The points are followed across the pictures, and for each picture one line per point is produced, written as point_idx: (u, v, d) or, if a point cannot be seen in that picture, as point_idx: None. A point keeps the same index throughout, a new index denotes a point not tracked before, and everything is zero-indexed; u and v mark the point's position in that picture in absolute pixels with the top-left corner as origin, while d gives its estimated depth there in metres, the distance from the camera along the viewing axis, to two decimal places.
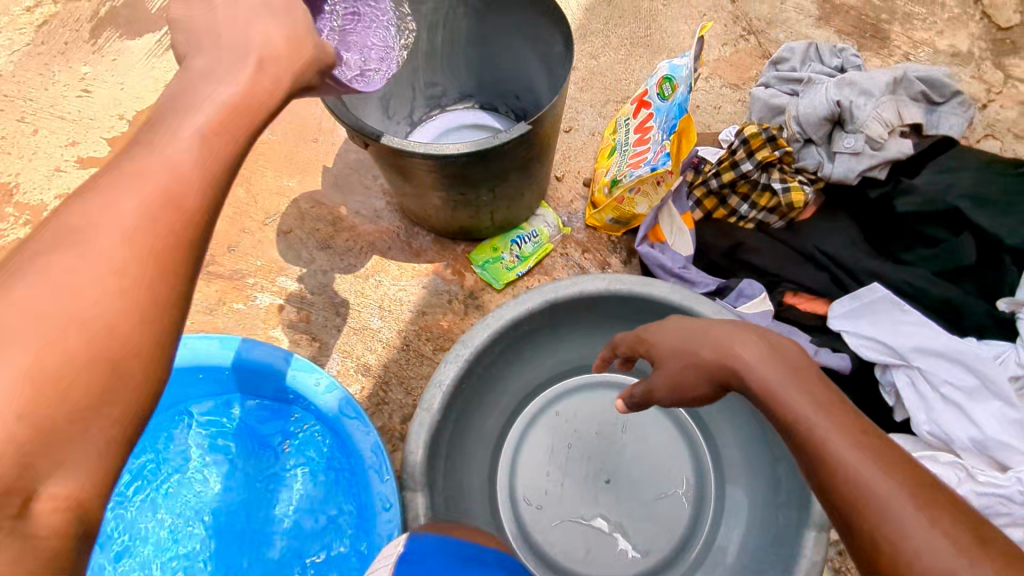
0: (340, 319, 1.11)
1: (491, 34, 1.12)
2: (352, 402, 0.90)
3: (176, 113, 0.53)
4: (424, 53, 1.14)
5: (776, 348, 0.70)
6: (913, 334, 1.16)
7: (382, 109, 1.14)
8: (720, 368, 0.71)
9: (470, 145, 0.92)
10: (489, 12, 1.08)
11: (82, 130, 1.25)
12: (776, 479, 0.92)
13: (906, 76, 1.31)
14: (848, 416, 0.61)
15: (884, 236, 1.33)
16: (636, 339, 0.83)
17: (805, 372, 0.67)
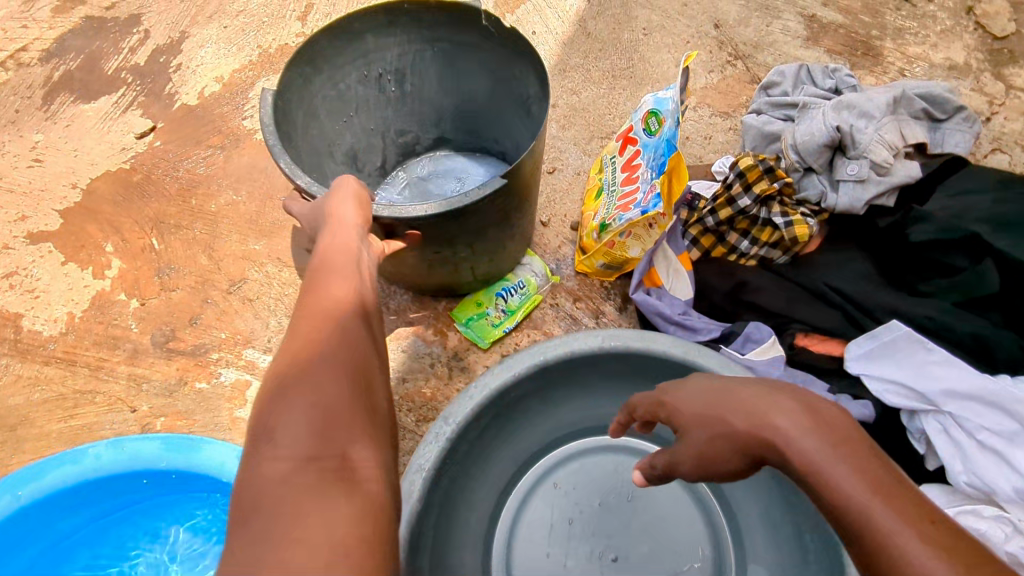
0: None
1: (461, 77, 1.11)
2: None
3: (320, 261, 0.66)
4: (393, 102, 1.13)
5: (812, 412, 0.56)
6: (947, 377, 0.95)
7: (350, 161, 1.13)
8: (756, 441, 0.56)
9: (437, 206, 0.83)
10: (456, 55, 1.08)
11: (33, 202, 1.21)
12: (804, 553, 0.84)
13: (905, 93, 1.21)
14: (912, 501, 0.50)
15: (900, 266, 1.07)
16: (657, 404, 0.67)
17: (852, 438, 0.54)
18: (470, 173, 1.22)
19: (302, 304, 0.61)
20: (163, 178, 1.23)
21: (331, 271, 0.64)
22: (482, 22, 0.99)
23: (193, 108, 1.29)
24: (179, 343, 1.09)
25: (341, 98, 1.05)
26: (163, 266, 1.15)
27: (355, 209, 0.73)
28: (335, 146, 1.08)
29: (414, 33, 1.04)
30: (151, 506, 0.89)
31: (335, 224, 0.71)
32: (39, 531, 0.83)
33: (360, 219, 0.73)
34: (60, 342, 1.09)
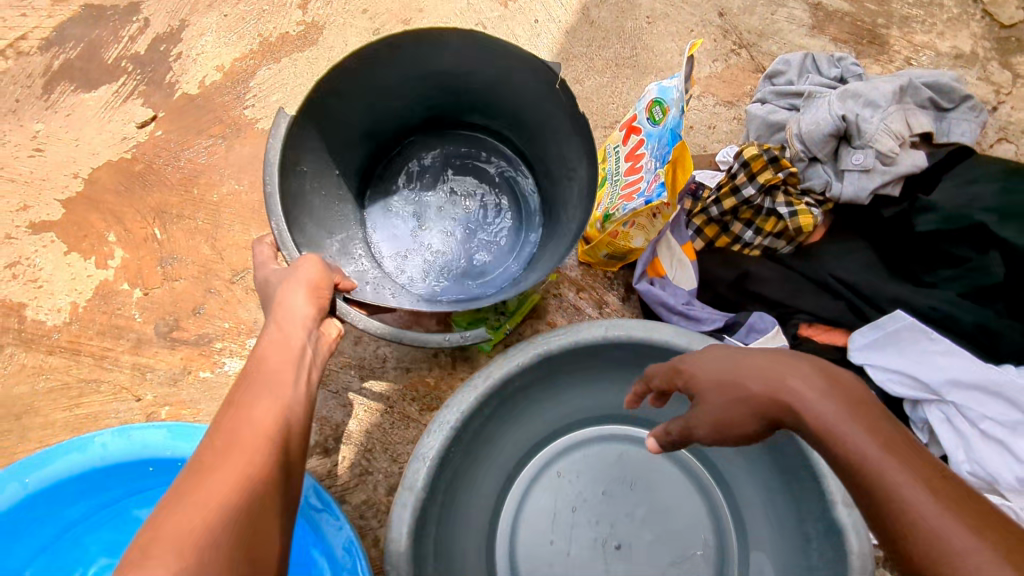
0: None
1: (509, 95, 0.99)
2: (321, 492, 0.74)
3: (265, 364, 0.70)
4: (428, 89, 1.01)
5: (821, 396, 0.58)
6: (952, 367, 0.95)
7: (364, 138, 1.03)
8: (773, 404, 0.61)
9: (387, 329, 0.89)
10: (512, 77, 0.94)
11: (35, 192, 1.21)
12: (806, 541, 0.85)
13: (911, 83, 1.20)
14: (918, 492, 0.50)
15: (905, 256, 1.07)
16: (672, 371, 0.70)
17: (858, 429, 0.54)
18: (496, 196, 1.11)
19: (235, 412, 0.64)
20: (165, 167, 1.23)
21: (266, 378, 0.68)
22: (559, 77, 0.87)
23: (194, 97, 1.28)
24: (183, 333, 1.09)
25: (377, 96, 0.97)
26: (165, 256, 1.15)
27: (308, 303, 0.75)
28: (352, 128, 0.99)
29: (495, 54, 0.90)
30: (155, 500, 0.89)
31: (283, 317, 0.74)
32: (48, 517, 0.83)
33: (314, 313, 0.75)
34: (63, 332, 1.09)
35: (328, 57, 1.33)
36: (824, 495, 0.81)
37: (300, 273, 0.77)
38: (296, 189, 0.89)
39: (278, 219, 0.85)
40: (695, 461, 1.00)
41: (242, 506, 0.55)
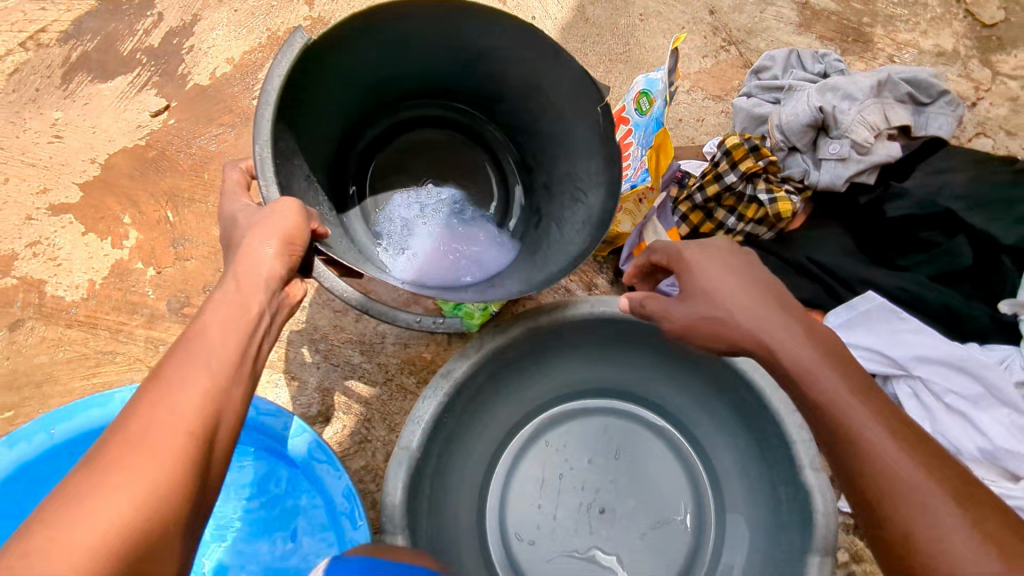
0: (318, 354, 1.12)
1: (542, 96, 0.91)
2: (322, 446, 0.78)
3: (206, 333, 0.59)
4: (456, 61, 0.92)
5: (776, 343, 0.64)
6: (921, 345, 1.00)
7: (375, 84, 0.93)
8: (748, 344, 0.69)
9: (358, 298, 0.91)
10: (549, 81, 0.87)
11: (54, 176, 1.27)
12: (776, 504, 0.91)
13: (891, 78, 1.25)
14: None
15: (880, 241, 1.12)
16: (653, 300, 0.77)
17: None
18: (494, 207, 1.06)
19: (150, 402, 0.53)
20: (177, 154, 1.29)
21: (197, 354, 0.58)
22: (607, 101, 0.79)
23: (205, 88, 1.35)
24: (194, 309, 1.15)
25: (407, 53, 0.89)
26: (177, 237, 1.21)
27: (272, 270, 0.64)
28: (363, 73, 0.89)
29: (553, 67, 0.84)
30: None
31: (245, 272, 0.63)
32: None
33: (272, 280, 0.64)
34: (81, 307, 1.15)
35: None
36: (793, 461, 0.87)
37: (278, 222, 0.66)
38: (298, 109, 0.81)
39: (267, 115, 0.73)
40: (676, 433, 1.06)
41: (121, 541, 0.47)
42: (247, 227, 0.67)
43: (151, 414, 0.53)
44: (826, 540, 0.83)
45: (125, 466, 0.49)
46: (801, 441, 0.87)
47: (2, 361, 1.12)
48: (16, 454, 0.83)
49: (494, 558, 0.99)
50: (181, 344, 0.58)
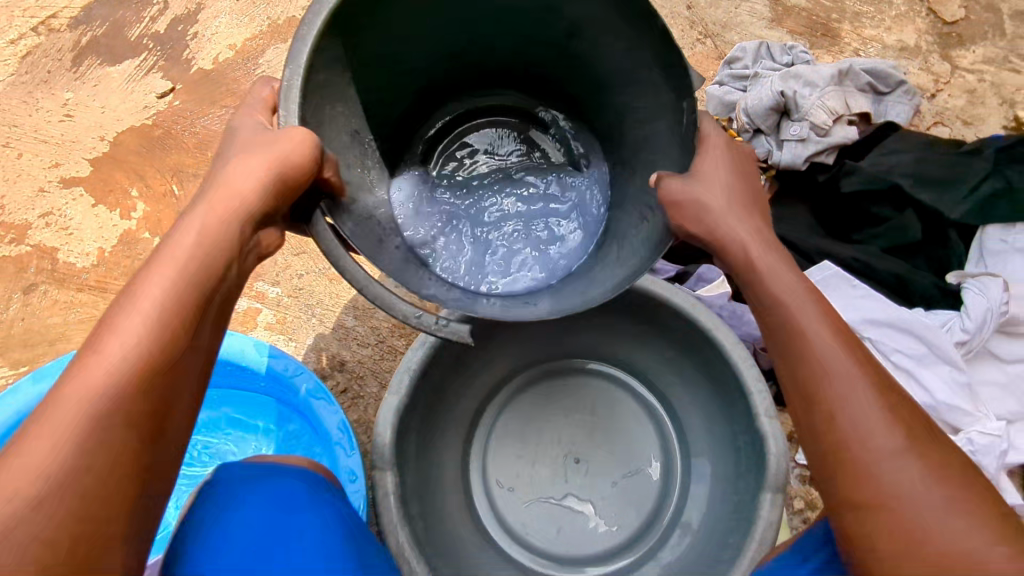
0: (314, 317, 1.19)
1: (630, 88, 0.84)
2: (321, 384, 0.90)
3: (167, 267, 0.62)
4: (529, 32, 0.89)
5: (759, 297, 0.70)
6: (871, 308, 1.09)
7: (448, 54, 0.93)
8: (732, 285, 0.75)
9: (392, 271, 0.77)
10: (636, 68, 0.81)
11: (65, 152, 1.35)
12: (736, 450, 0.98)
13: (852, 68, 1.31)
14: None
15: (836, 216, 1.22)
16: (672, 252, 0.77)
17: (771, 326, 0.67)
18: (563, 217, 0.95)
19: (102, 338, 0.58)
20: (182, 133, 1.36)
21: (158, 289, 0.60)
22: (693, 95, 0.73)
23: (209, 72, 1.42)
24: None
25: (467, 13, 0.87)
26: (182, 209, 1.28)
27: (252, 200, 0.66)
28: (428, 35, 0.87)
29: (634, 33, 0.78)
30: None
31: (218, 198, 0.66)
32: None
33: (245, 216, 0.66)
34: (91, 273, 1.23)
35: None
36: (750, 410, 0.94)
37: (280, 155, 0.66)
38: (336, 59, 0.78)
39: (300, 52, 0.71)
40: (648, 391, 1.13)
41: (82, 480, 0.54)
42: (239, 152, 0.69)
43: (110, 350, 0.57)
44: (778, 479, 0.90)
45: (86, 382, 0.56)
46: (757, 392, 0.93)
47: (18, 322, 1.20)
48: (38, 389, 0.91)
49: (475, 504, 1.07)
50: (151, 264, 0.62)
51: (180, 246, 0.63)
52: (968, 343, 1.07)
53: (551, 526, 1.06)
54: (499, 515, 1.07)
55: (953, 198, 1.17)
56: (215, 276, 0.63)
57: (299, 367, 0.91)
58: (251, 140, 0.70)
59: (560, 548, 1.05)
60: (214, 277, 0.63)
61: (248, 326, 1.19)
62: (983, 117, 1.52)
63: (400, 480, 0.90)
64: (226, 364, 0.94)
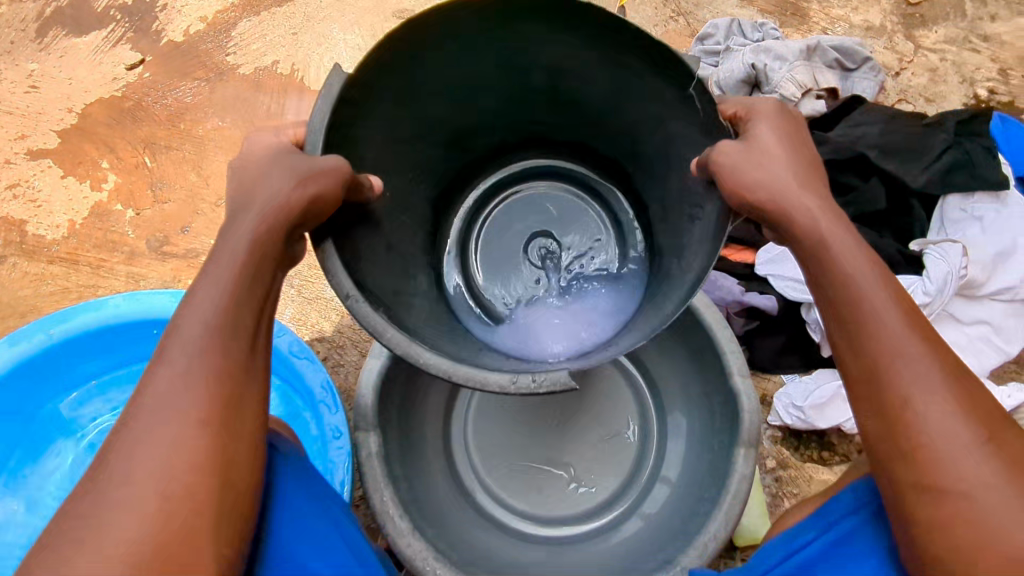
0: (292, 289, 1.19)
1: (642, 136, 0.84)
2: (302, 344, 0.95)
3: (216, 265, 0.59)
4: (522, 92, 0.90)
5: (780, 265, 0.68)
6: None
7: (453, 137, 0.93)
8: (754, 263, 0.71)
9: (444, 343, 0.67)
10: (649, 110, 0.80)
11: (32, 124, 1.32)
12: (711, 409, 1.01)
13: (820, 45, 1.34)
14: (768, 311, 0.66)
15: None
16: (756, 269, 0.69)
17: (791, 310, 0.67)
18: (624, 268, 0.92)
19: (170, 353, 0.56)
20: (152, 105, 1.33)
21: (214, 288, 0.58)
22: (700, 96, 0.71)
23: (179, 44, 1.38)
24: (172, 248, 1.22)
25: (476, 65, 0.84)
26: (155, 181, 1.27)
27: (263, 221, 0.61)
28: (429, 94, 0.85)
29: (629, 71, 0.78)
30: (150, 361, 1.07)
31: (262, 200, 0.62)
32: (69, 369, 1.02)
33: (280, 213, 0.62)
34: (63, 245, 1.22)
35: (302, 11, 1.41)
36: (724, 368, 0.97)
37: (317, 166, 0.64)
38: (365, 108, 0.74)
39: (335, 81, 0.66)
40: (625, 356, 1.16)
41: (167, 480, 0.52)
42: (268, 161, 0.64)
43: (177, 356, 0.56)
44: (751, 435, 0.93)
45: (161, 395, 0.55)
46: (731, 352, 0.97)
47: None
48: (16, 351, 0.95)
49: (457, 469, 1.08)
50: (208, 267, 0.60)
51: (228, 237, 0.60)
52: (930, 305, 1.13)
53: (531, 490, 1.08)
54: (481, 480, 1.08)
55: (916, 168, 1.21)
56: (268, 271, 0.61)
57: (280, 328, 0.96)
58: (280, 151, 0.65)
59: (541, 510, 1.07)
60: (268, 272, 0.61)
61: None
62: (944, 95, 1.49)
63: (383, 441, 0.91)
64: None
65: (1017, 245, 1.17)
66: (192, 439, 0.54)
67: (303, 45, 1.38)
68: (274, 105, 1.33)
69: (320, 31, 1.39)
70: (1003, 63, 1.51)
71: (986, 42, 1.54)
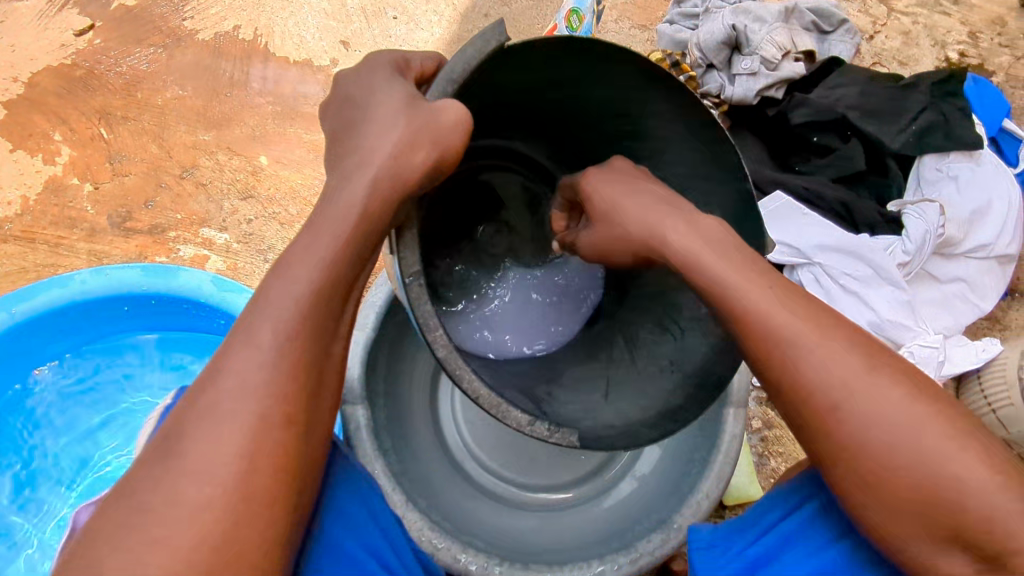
0: (267, 263, 1.15)
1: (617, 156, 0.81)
2: None
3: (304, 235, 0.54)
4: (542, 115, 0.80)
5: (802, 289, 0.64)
6: (819, 234, 1.17)
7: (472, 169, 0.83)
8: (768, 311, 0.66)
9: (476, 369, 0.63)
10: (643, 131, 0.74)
11: None
12: None
13: (797, 7, 1.33)
14: None
15: (783, 149, 1.26)
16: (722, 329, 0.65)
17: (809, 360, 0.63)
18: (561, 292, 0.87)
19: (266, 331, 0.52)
20: (107, 73, 1.25)
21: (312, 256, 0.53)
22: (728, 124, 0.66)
23: (131, 9, 1.30)
24: (136, 223, 1.16)
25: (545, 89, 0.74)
26: (113, 154, 1.20)
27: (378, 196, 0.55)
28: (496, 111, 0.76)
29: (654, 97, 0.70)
30: (122, 333, 1.03)
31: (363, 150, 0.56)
32: (31, 352, 0.96)
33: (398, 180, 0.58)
34: (16, 223, 1.15)
35: None
36: None
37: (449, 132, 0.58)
38: (501, 61, 0.64)
39: (491, 39, 0.58)
40: None
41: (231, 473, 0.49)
42: (382, 109, 0.57)
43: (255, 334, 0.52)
44: (741, 394, 0.95)
45: (233, 376, 0.51)
46: None
47: None
48: None
49: (447, 440, 1.06)
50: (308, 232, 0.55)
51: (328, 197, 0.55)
52: (909, 264, 1.15)
53: (522, 459, 1.07)
54: (472, 451, 1.06)
55: (892, 131, 1.22)
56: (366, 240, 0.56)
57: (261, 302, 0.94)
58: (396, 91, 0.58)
59: (529, 476, 1.06)
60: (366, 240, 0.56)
61: None
62: (917, 58, 1.50)
63: (372, 413, 0.90)
64: (181, 300, 0.96)
65: (991, 203, 1.19)
66: (251, 426, 0.50)
67: (266, 9, 1.31)
68: (237, 73, 1.26)
69: None
70: (972, 26, 1.53)
71: (956, 5, 1.55)
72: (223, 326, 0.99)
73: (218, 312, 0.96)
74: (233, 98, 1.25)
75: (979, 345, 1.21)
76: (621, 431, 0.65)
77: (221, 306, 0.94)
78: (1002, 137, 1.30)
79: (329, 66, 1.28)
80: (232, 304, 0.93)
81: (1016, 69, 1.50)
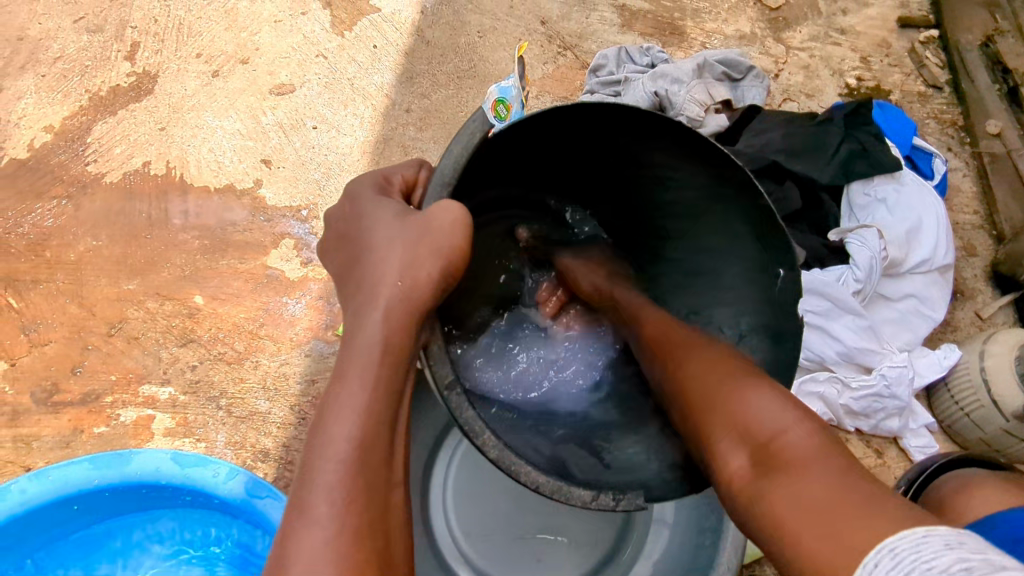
0: (221, 410, 1.06)
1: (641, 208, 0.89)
2: (260, 482, 0.87)
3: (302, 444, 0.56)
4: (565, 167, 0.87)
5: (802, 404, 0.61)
6: None
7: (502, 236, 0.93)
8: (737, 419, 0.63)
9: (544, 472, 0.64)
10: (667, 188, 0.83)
11: None
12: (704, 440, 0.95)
13: (707, 61, 1.37)
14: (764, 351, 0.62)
15: None
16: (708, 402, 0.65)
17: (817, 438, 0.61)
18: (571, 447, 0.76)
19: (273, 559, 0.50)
20: (7, 236, 1.16)
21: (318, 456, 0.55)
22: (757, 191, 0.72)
23: (25, 161, 1.21)
24: (65, 395, 1.06)
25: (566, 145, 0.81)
26: (28, 324, 1.10)
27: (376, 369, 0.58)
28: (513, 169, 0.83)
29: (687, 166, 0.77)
30: (77, 526, 0.93)
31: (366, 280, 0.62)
32: None
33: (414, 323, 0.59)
34: None
35: (166, 102, 1.27)
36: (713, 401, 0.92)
37: (445, 244, 0.61)
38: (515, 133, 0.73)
39: (473, 130, 0.64)
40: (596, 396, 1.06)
41: None
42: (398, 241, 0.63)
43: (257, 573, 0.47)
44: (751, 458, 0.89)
45: None
46: None
47: None
48: None
49: (446, 557, 0.96)
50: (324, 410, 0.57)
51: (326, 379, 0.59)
52: (863, 291, 1.17)
53: (529, 561, 0.97)
54: (475, 565, 0.96)
55: (818, 167, 1.27)
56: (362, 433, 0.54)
57: (231, 471, 0.88)
58: (381, 225, 0.64)
59: None
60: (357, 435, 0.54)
61: (143, 438, 1.04)
62: (821, 88, 1.57)
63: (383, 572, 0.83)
64: (138, 486, 0.88)
65: (922, 220, 1.24)
66: None
67: (174, 139, 1.24)
68: (154, 212, 1.19)
69: (192, 121, 1.26)
70: (863, 52, 1.62)
71: (844, 34, 1.64)
72: (194, 498, 0.92)
73: (188, 490, 0.89)
74: (155, 238, 1.17)
75: (940, 353, 1.24)
76: (669, 485, 0.70)
77: (189, 483, 0.87)
78: (915, 154, 1.37)
79: (254, 188, 1.22)
80: (201, 480, 0.87)
81: (909, 84, 1.60)
